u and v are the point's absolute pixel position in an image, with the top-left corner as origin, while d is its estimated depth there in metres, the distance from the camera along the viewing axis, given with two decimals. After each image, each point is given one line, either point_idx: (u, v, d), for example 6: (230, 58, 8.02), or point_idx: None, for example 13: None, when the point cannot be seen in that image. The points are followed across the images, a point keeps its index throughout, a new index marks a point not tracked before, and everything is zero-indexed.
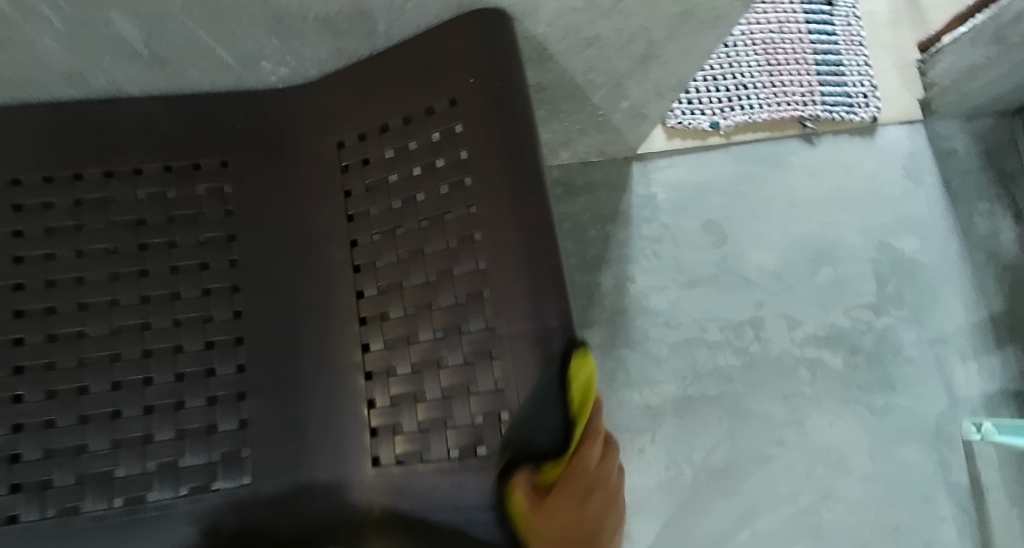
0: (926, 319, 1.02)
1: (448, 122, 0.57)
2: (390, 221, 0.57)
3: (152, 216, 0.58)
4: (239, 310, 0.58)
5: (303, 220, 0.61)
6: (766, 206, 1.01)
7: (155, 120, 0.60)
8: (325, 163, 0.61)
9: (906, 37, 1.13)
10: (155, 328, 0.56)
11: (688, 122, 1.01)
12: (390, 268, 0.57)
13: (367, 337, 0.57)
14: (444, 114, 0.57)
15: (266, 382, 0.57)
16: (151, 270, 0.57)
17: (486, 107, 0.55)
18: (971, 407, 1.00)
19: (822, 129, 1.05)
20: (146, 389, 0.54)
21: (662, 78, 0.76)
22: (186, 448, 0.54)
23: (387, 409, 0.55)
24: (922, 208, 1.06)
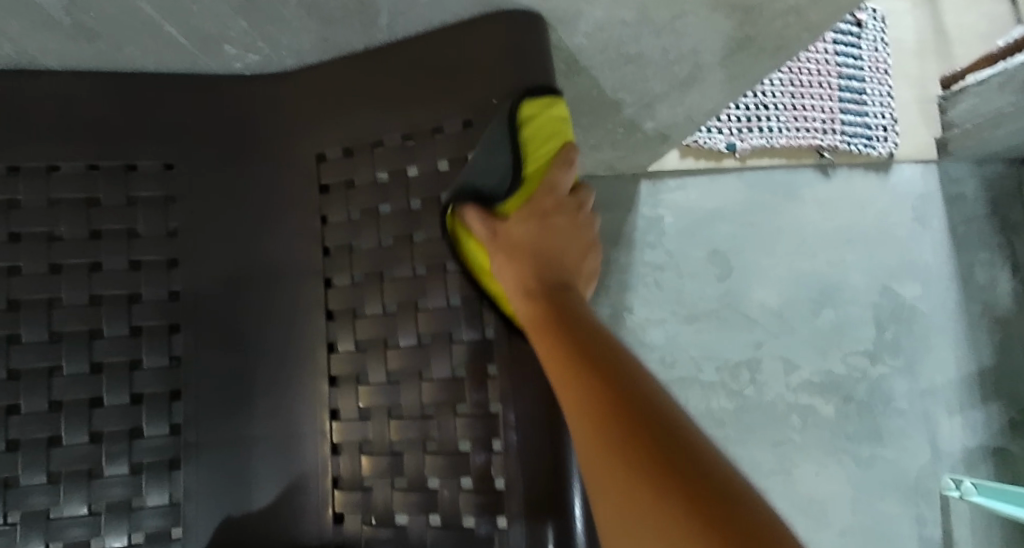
0: (919, 369, 0.98)
1: (460, 148, 0.45)
2: (376, 263, 0.47)
3: (69, 229, 0.46)
4: (177, 356, 0.47)
5: (266, 246, 0.50)
6: (774, 239, 0.95)
7: (80, 103, 0.47)
8: (299, 178, 0.49)
9: (929, 69, 1.07)
10: (67, 374, 0.45)
11: (704, 141, 0.94)
12: (374, 320, 0.47)
13: (338, 401, 0.47)
14: (454, 138, 0.46)
15: (207, 444, 0.47)
16: (64, 299, 0.45)
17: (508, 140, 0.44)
18: (952, 462, 0.96)
19: (839, 160, 0.99)
20: (53, 451, 0.44)
21: (698, 102, 0.67)
22: (101, 526, 0.45)
23: (358, 490, 0.46)
24: (928, 253, 1.01)
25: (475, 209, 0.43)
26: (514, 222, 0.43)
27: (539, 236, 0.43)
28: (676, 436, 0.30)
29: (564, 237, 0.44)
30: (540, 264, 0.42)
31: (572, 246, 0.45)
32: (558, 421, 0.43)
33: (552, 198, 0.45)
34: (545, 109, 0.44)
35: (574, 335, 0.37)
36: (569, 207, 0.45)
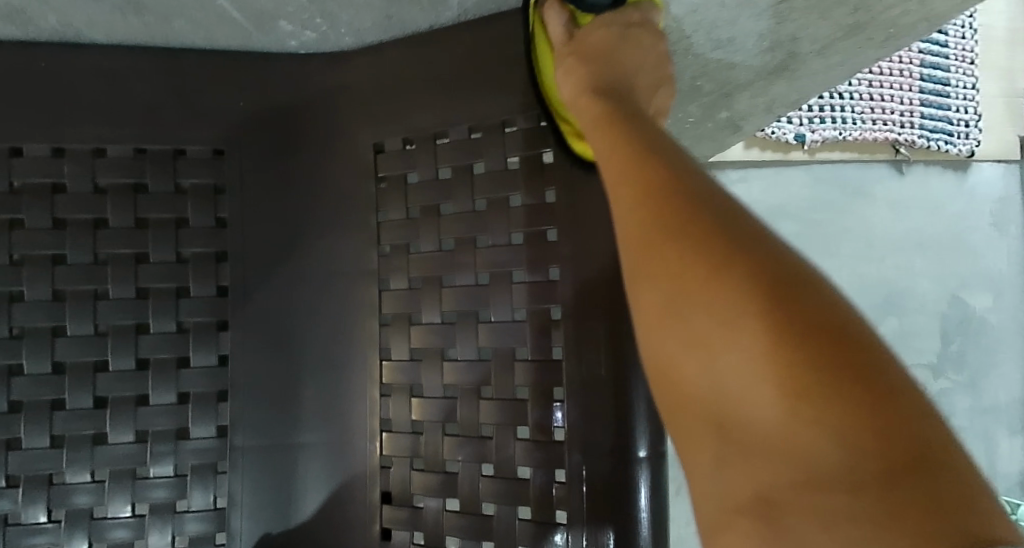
0: (983, 385, 0.92)
1: (534, 146, 0.42)
2: (436, 266, 0.43)
3: (117, 216, 0.43)
4: (224, 354, 0.45)
5: (318, 240, 0.47)
6: (838, 241, 0.91)
7: (129, 81, 0.44)
8: (357, 171, 0.46)
9: (1020, 60, 0.98)
10: (113, 370, 0.43)
11: (772, 131, 0.87)
12: (431, 328, 0.43)
13: (389, 412, 0.44)
14: (528, 135, 0.42)
15: (254, 446, 0.45)
16: (110, 291, 0.43)
17: None
18: (1008, 484, 0.92)
19: (914, 156, 0.93)
20: (97, 450, 0.42)
21: (781, 94, 0.62)
22: (144, 528, 0.43)
23: (407, 507, 0.43)
24: (1002, 261, 0.95)
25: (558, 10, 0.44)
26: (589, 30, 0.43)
27: (611, 46, 0.42)
28: (838, 315, 0.24)
29: (637, 58, 0.42)
30: (610, 82, 0.40)
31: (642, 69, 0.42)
32: (627, 455, 0.39)
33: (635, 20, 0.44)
34: None
35: (678, 183, 0.28)
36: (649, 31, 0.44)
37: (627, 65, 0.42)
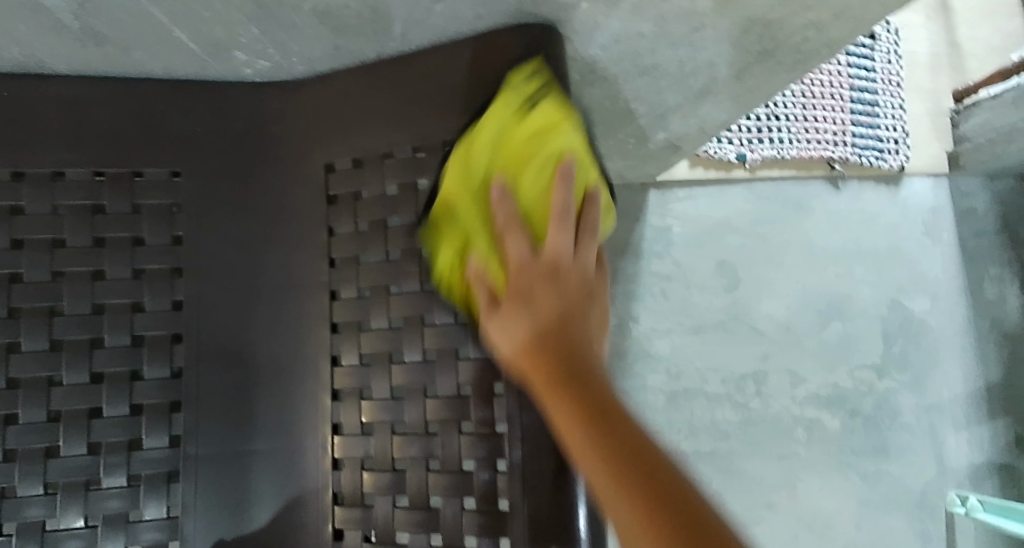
0: (927, 384, 0.97)
1: None
2: (384, 276, 0.46)
3: (73, 236, 0.45)
4: (178, 367, 0.47)
5: (271, 256, 0.49)
6: (782, 252, 0.96)
7: (86, 110, 0.47)
8: (309, 190, 0.49)
9: (943, 82, 1.06)
10: (67, 384, 0.44)
11: (714, 151, 0.93)
12: (380, 334, 0.46)
13: (340, 416, 0.46)
14: None
15: (208, 456, 0.46)
16: (66, 307, 0.45)
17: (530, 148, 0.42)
18: (957, 478, 0.95)
19: (849, 172, 0.99)
20: (50, 463, 0.44)
21: (711, 115, 0.67)
22: (98, 537, 0.44)
23: (358, 507, 0.45)
24: (937, 267, 1.00)
25: (478, 266, 0.42)
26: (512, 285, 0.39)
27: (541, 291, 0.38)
28: None
29: (571, 297, 0.39)
30: (559, 342, 0.37)
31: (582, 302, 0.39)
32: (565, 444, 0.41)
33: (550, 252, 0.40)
34: (519, 130, 0.42)
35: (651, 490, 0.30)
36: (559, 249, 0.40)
37: (568, 305, 0.38)
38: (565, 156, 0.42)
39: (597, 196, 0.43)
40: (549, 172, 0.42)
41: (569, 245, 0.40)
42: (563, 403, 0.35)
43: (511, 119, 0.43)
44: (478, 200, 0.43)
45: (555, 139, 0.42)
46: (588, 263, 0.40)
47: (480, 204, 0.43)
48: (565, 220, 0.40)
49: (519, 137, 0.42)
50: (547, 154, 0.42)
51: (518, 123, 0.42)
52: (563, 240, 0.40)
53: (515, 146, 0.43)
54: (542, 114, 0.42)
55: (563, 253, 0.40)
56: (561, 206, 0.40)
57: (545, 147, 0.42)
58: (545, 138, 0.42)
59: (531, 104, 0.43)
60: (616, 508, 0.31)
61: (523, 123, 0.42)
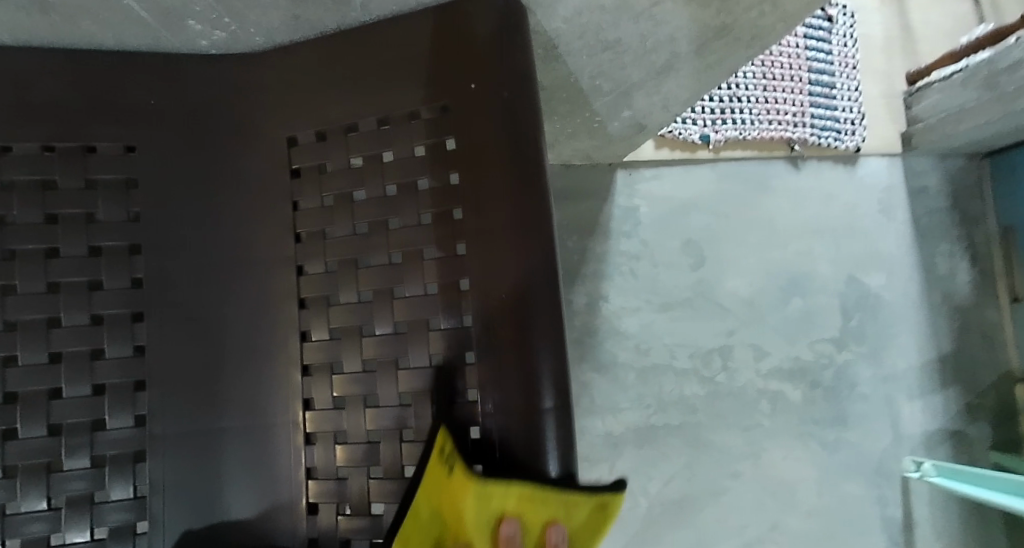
0: (884, 355, 1.01)
1: (435, 133, 0.45)
2: (351, 249, 0.46)
3: (25, 213, 0.45)
4: (141, 345, 0.46)
5: (235, 232, 0.49)
6: (745, 230, 0.98)
7: (33, 83, 0.45)
8: (271, 164, 0.49)
9: (896, 65, 1.09)
10: (23, 364, 0.43)
11: (679, 132, 0.94)
12: (349, 307, 0.46)
13: (311, 391, 0.46)
14: (433, 123, 0.45)
15: (174, 437, 0.46)
16: (19, 286, 0.44)
17: (491, 116, 0.43)
18: (912, 445, 1.00)
19: (808, 152, 1.01)
20: (8, 445, 0.43)
21: (674, 91, 0.68)
22: (61, 521, 0.43)
23: (332, 480, 0.45)
24: (892, 242, 1.04)
25: None
26: None
27: None
28: None
29: None
30: None
31: None
32: (535, 410, 0.40)
33: None
34: (459, 497, 0.38)
35: None
36: None
37: None
38: (504, 512, 0.38)
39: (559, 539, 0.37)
40: (492, 544, 0.38)
41: None
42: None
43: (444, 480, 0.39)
44: None
45: (494, 504, 0.37)
46: None
47: None
48: None
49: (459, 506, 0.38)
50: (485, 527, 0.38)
51: (456, 487, 0.38)
52: None
53: (451, 507, 0.39)
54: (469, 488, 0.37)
55: None
56: None
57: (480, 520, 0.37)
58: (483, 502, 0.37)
59: (456, 464, 0.39)
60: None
61: (454, 484, 0.39)
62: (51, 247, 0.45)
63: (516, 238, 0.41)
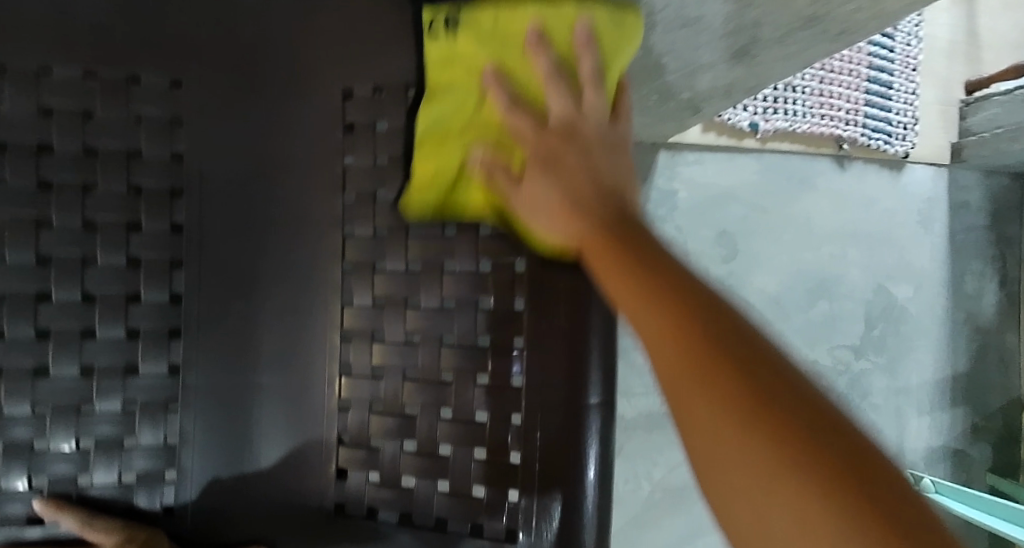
0: (900, 368, 1.00)
1: None
2: (402, 215, 0.44)
3: (62, 143, 0.42)
4: (178, 294, 0.45)
5: (282, 183, 0.46)
6: (781, 227, 0.96)
7: (80, 2, 0.42)
8: (322, 114, 0.45)
9: (957, 71, 1.05)
10: (55, 303, 0.42)
11: (728, 117, 0.91)
12: (395, 276, 0.44)
13: (349, 356, 0.45)
14: None
15: (208, 387, 0.45)
16: (53, 220, 0.42)
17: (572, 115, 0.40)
18: (914, 458, 1.00)
19: (856, 153, 0.98)
20: (38, 383, 0.42)
21: (741, 78, 0.65)
22: (89, 461, 0.43)
23: (364, 449, 0.44)
24: (925, 256, 1.02)
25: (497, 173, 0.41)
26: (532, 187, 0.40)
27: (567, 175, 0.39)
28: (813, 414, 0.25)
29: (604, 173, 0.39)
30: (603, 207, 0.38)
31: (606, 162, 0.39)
32: (580, 405, 0.41)
33: (560, 132, 0.39)
34: (472, 27, 0.40)
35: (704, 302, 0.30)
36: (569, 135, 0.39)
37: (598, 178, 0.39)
38: (522, 23, 0.40)
39: (583, 33, 0.39)
40: (523, 49, 0.40)
41: (569, 110, 0.39)
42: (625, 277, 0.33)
43: (449, 34, 0.41)
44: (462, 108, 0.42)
45: (512, 21, 0.40)
46: (598, 115, 0.40)
47: (468, 112, 0.42)
48: (559, 90, 0.39)
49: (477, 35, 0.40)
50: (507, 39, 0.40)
51: (466, 27, 0.41)
52: (563, 105, 0.39)
53: (464, 56, 0.41)
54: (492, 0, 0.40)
55: (570, 118, 0.39)
56: (549, 77, 0.39)
57: (494, 28, 0.40)
58: (501, 18, 0.40)
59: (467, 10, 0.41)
60: (687, 397, 0.27)
61: (467, 28, 0.41)
62: (87, 184, 0.43)
63: None
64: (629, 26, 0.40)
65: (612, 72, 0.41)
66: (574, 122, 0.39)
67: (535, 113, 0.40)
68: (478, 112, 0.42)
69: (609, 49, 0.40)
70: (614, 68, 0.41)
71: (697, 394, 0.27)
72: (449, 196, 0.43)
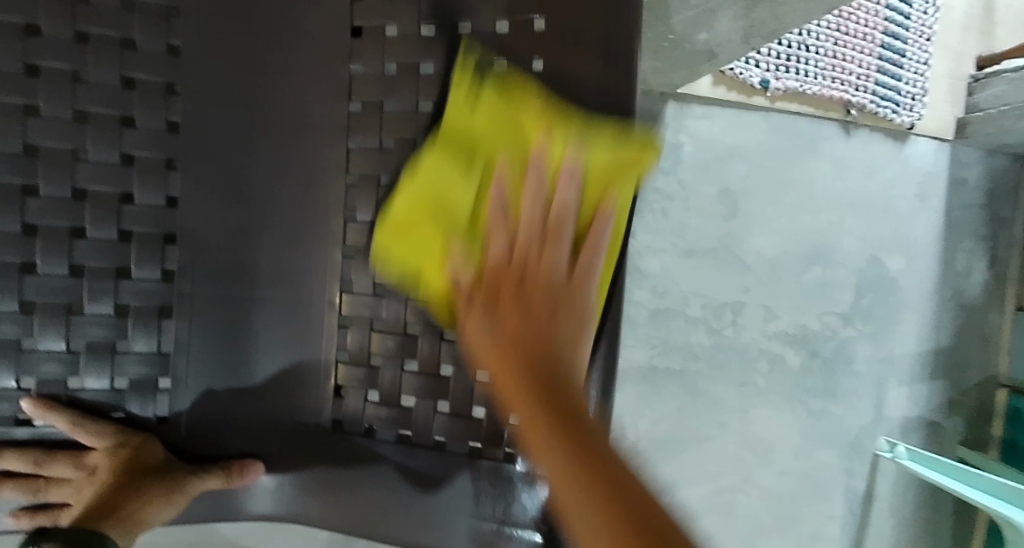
0: (885, 338, 1.02)
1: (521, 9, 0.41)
2: (410, 127, 0.42)
3: (52, 27, 0.40)
4: (173, 196, 0.43)
5: (287, 89, 0.44)
6: (783, 189, 0.95)
7: None
8: (329, 17, 0.43)
9: (970, 45, 1.03)
10: (44, 197, 0.40)
11: (739, 72, 0.90)
12: (400, 191, 0.43)
13: (351, 274, 0.44)
14: None
15: (203, 296, 0.44)
16: (42, 109, 0.40)
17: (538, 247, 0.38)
18: (889, 427, 1.02)
19: (863, 121, 0.97)
20: (25, 280, 0.41)
21: (763, 19, 0.63)
22: (80, 365, 0.42)
23: (363, 367, 0.44)
24: (921, 229, 1.02)
25: (460, 280, 0.39)
26: (478, 317, 0.37)
27: (516, 306, 0.37)
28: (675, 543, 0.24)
29: (556, 313, 0.37)
30: (543, 350, 0.35)
31: (559, 315, 0.37)
32: None
33: (522, 262, 0.38)
34: (483, 105, 0.40)
35: (600, 460, 0.28)
36: (531, 266, 0.38)
37: (549, 333, 0.36)
38: (529, 134, 0.39)
39: (575, 166, 0.38)
40: (522, 152, 0.40)
41: (536, 239, 0.38)
42: (519, 397, 0.33)
43: (467, 95, 0.41)
44: (443, 199, 0.41)
45: (522, 122, 0.40)
46: (560, 260, 0.38)
47: (445, 206, 0.41)
48: (536, 214, 0.38)
49: (484, 123, 0.40)
50: (516, 143, 0.40)
51: (481, 107, 0.40)
52: (530, 232, 0.38)
53: (465, 140, 0.41)
54: (512, 82, 0.40)
55: (531, 253, 0.38)
56: (530, 196, 0.38)
57: (513, 125, 0.40)
58: (515, 118, 0.40)
59: (488, 85, 0.41)
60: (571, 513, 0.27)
61: (482, 112, 0.40)
62: (79, 74, 0.40)
63: None
64: (635, 153, 0.39)
65: (586, 212, 0.39)
66: (537, 250, 0.38)
67: (506, 231, 0.39)
68: (457, 214, 0.40)
69: (595, 189, 0.39)
70: (595, 201, 0.39)
71: (580, 521, 0.26)
72: (416, 273, 0.41)
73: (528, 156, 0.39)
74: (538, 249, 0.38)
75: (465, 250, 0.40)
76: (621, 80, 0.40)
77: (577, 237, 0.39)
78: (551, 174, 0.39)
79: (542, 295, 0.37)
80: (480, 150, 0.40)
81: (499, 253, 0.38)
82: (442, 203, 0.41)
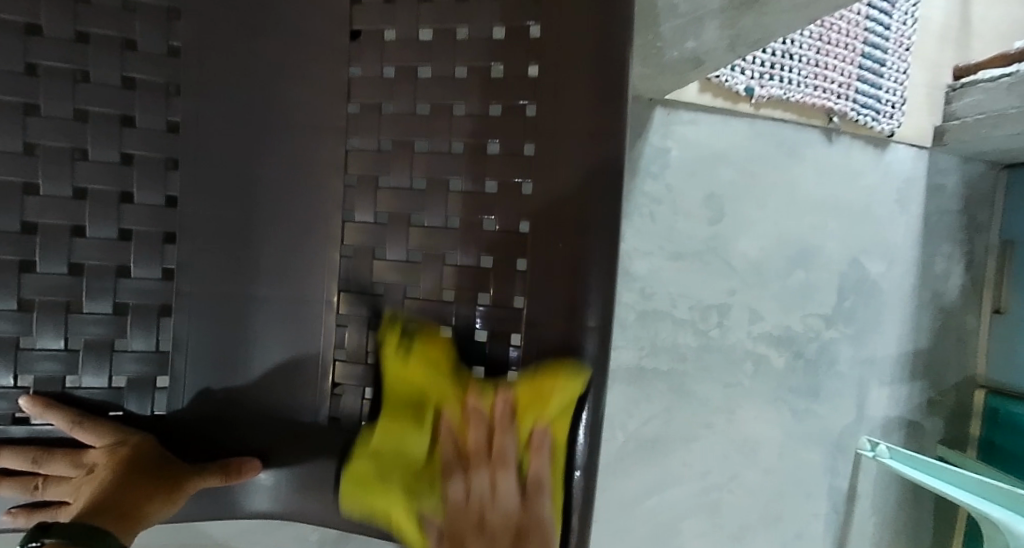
0: (866, 339, 1.04)
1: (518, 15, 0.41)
2: (408, 130, 0.43)
3: (54, 27, 0.40)
4: (173, 196, 0.44)
5: (286, 91, 0.45)
6: (768, 193, 0.97)
7: None
8: (329, 21, 0.44)
9: (947, 55, 1.06)
10: (44, 195, 0.41)
11: (725, 79, 0.91)
12: (398, 192, 0.44)
13: (349, 273, 0.45)
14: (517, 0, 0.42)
15: (202, 295, 0.45)
16: (42, 107, 0.40)
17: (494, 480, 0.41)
18: (871, 426, 1.05)
19: (844, 127, 1.00)
20: (24, 277, 0.41)
21: (748, 28, 0.65)
22: (78, 363, 0.43)
23: (361, 364, 0.46)
24: (901, 233, 1.05)
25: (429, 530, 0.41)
26: None
27: None
28: None
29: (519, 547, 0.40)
30: None
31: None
32: (576, 326, 0.40)
33: (481, 509, 0.41)
34: (412, 367, 0.43)
35: None
36: (490, 513, 0.41)
37: None
38: (460, 387, 0.43)
39: (507, 404, 0.41)
40: (459, 403, 0.43)
41: (487, 486, 0.42)
42: None
43: (398, 364, 0.43)
44: (396, 457, 0.43)
45: (452, 375, 0.43)
46: (511, 496, 0.41)
47: (402, 464, 0.43)
48: (487, 462, 0.42)
49: (418, 387, 0.43)
50: (452, 397, 0.43)
51: (411, 370, 0.43)
52: (481, 479, 0.42)
53: (405, 404, 0.44)
54: (437, 340, 0.43)
55: (486, 498, 0.42)
56: (475, 449, 0.42)
57: (444, 380, 0.43)
58: (446, 366, 0.43)
59: (414, 349, 0.43)
60: None
61: (414, 368, 0.43)
62: (82, 74, 0.41)
63: (582, 158, 0.40)
64: (558, 378, 0.40)
65: (527, 440, 0.41)
66: (492, 508, 0.41)
67: (461, 482, 0.42)
68: (411, 465, 0.43)
69: (528, 421, 0.41)
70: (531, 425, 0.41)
71: None
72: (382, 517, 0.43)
73: (466, 407, 0.43)
74: (491, 496, 0.41)
75: (428, 494, 0.42)
76: (613, 78, 0.39)
77: (523, 470, 0.41)
78: (486, 421, 0.42)
79: (502, 530, 0.41)
80: (423, 407, 0.43)
81: (457, 508, 0.42)
82: (395, 458, 0.43)
